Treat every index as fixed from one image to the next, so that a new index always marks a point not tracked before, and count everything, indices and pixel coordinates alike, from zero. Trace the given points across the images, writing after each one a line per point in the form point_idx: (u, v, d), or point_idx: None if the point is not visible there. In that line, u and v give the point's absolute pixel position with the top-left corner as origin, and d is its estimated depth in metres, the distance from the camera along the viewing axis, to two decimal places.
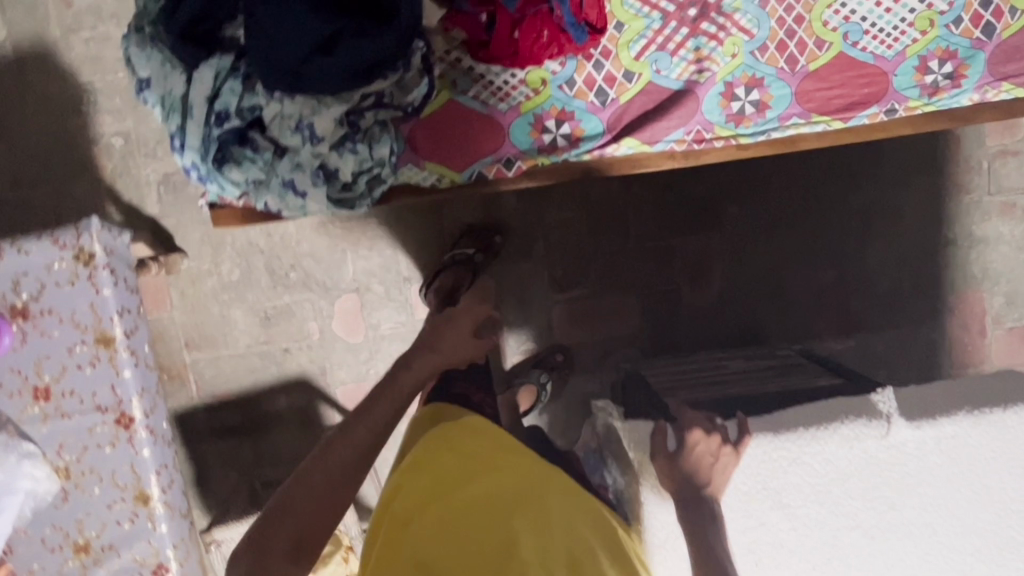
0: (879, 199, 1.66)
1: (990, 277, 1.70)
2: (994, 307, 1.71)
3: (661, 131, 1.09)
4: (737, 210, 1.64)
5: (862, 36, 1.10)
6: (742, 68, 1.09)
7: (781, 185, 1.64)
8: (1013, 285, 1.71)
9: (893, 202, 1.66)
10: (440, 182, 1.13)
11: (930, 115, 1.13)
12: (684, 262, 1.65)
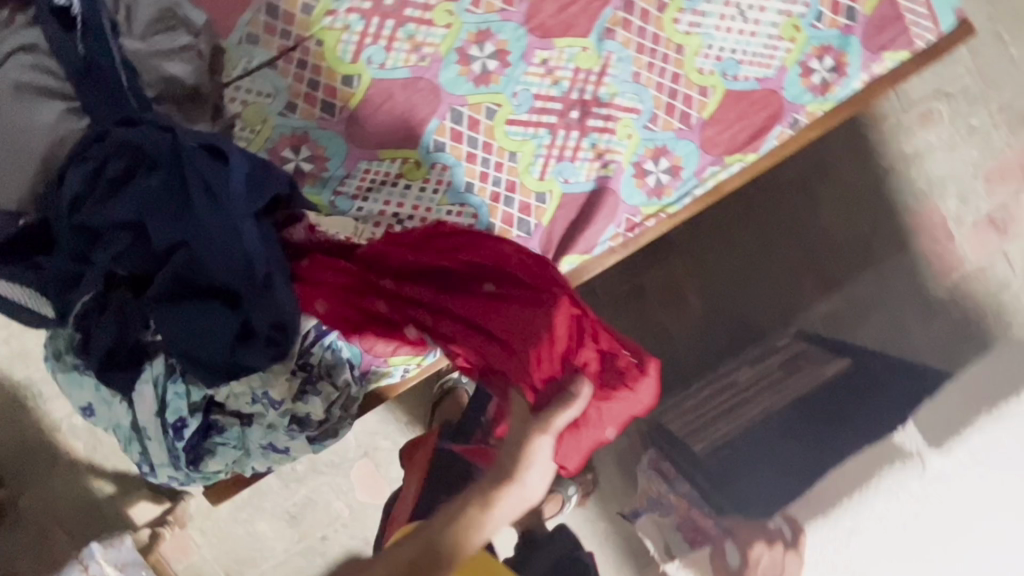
0: (821, 168, 1.69)
1: (937, 186, 1.72)
2: (951, 210, 1.73)
3: (592, 236, 1.08)
4: (711, 254, 1.67)
5: (739, 66, 1.10)
6: (641, 145, 1.09)
7: (738, 217, 1.67)
8: (960, 183, 1.73)
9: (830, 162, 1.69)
10: (410, 370, 1.09)
11: (831, 110, 1.13)
12: (667, 299, 1.65)
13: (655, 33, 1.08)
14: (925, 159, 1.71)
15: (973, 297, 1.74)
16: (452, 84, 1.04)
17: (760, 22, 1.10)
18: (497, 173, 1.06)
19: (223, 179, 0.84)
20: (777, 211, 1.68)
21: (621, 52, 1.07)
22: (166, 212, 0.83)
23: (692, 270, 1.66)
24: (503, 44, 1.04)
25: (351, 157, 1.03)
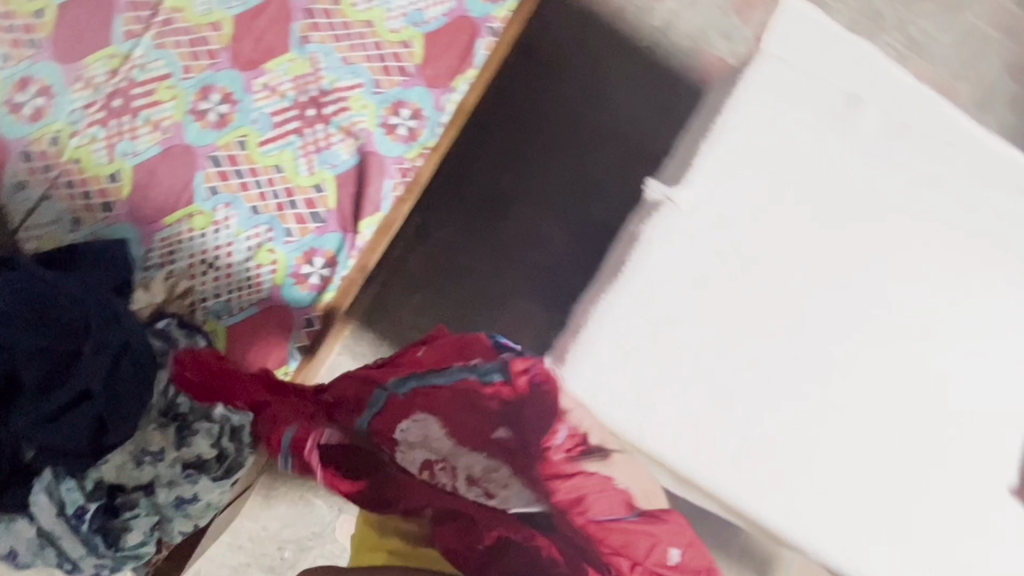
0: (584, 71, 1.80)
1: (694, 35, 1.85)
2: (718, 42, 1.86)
3: (375, 196, 1.21)
4: (536, 185, 1.74)
5: (424, 13, 1.27)
6: (379, 107, 1.24)
7: (539, 144, 1.76)
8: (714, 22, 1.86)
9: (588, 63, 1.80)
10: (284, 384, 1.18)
11: (517, 9, 1.30)
12: (521, 242, 1.71)
13: (343, 21, 1.25)
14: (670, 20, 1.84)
15: None
16: (199, 138, 1.19)
17: None
18: (271, 187, 1.19)
19: (76, 301, 1.01)
20: (568, 122, 1.78)
21: (323, 48, 1.24)
22: (25, 323, 0.98)
23: (529, 206, 1.72)
24: (225, 89, 1.21)
25: (145, 235, 1.15)
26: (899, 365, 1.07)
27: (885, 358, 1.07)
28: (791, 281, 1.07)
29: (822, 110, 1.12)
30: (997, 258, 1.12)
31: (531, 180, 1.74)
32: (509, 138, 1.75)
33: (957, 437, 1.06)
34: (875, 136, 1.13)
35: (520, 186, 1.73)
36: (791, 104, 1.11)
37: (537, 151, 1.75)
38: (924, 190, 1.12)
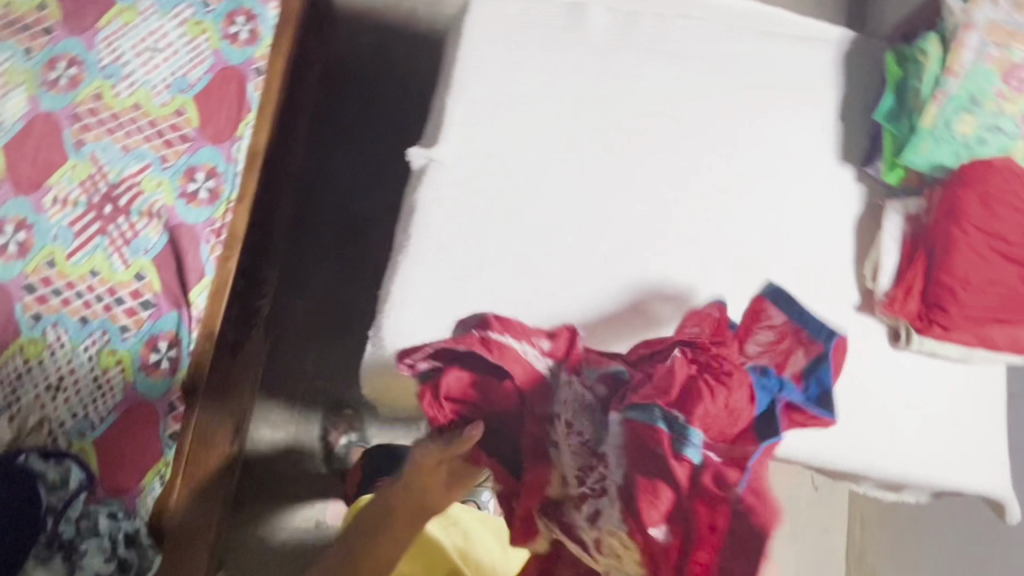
0: (373, 83, 1.74)
1: None
2: None
3: (194, 262, 1.21)
4: (376, 207, 1.66)
5: (186, 78, 1.28)
6: (173, 180, 1.24)
7: (363, 168, 1.69)
8: None
9: (372, 73, 1.74)
10: (166, 473, 1.17)
11: (275, 43, 1.33)
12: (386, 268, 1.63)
13: (110, 114, 1.26)
14: None
15: None
16: (4, 273, 1.16)
17: (173, 43, 1.29)
18: (93, 293, 1.18)
19: None
20: (381, 134, 1.72)
21: (99, 146, 1.24)
22: None
23: (379, 229, 1.66)
24: (16, 217, 1.19)
25: None
26: (724, 235, 0.99)
27: (713, 235, 0.99)
28: (586, 196, 0.97)
29: (553, 12, 1.01)
30: (789, 88, 1.05)
31: (369, 204, 1.67)
32: (330, 175, 1.67)
33: (813, 282, 0.99)
34: (618, 15, 1.03)
35: (360, 215, 1.66)
36: (521, 11, 1.00)
37: (363, 175, 1.68)
38: (697, 60, 1.04)
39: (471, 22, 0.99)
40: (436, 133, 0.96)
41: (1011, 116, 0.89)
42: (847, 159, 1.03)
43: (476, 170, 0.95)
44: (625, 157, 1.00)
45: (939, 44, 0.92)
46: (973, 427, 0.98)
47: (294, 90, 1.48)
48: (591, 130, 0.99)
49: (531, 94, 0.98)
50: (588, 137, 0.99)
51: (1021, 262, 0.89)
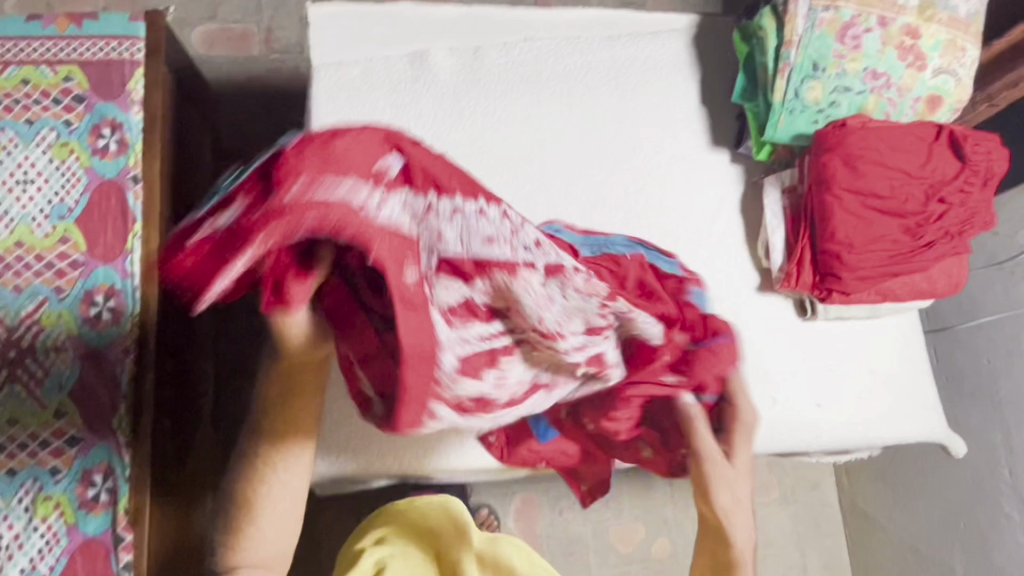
0: (267, 162, 1.72)
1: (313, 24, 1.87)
2: None
3: (111, 388, 1.19)
4: None
5: (65, 202, 1.26)
6: (74, 307, 1.21)
7: None
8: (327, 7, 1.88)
9: (265, 154, 1.73)
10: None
11: (147, 147, 1.29)
12: None
13: None
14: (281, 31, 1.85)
15: None
16: None
17: (43, 169, 1.26)
18: (16, 442, 1.16)
19: None
20: None
21: None
22: None
23: None
24: None
25: None
26: None
27: None
28: None
29: (396, 66, 1.00)
30: (647, 84, 1.04)
31: None
32: None
33: (711, 272, 0.99)
34: (463, 53, 1.02)
35: None
36: (363, 75, 0.99)
37: None
38: (551, 81, 1.03)
39: (316, 98, 0.98)
40: None
41: (856, 74, 0.89)
42: (718, 144, 1.03)
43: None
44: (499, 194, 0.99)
45: (774, 16, 0.91)
46: (898, 378, 0.98)
47: (185, 185, 1.45)
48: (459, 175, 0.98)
49: None
50: None
51: (900, 214, 0.88)
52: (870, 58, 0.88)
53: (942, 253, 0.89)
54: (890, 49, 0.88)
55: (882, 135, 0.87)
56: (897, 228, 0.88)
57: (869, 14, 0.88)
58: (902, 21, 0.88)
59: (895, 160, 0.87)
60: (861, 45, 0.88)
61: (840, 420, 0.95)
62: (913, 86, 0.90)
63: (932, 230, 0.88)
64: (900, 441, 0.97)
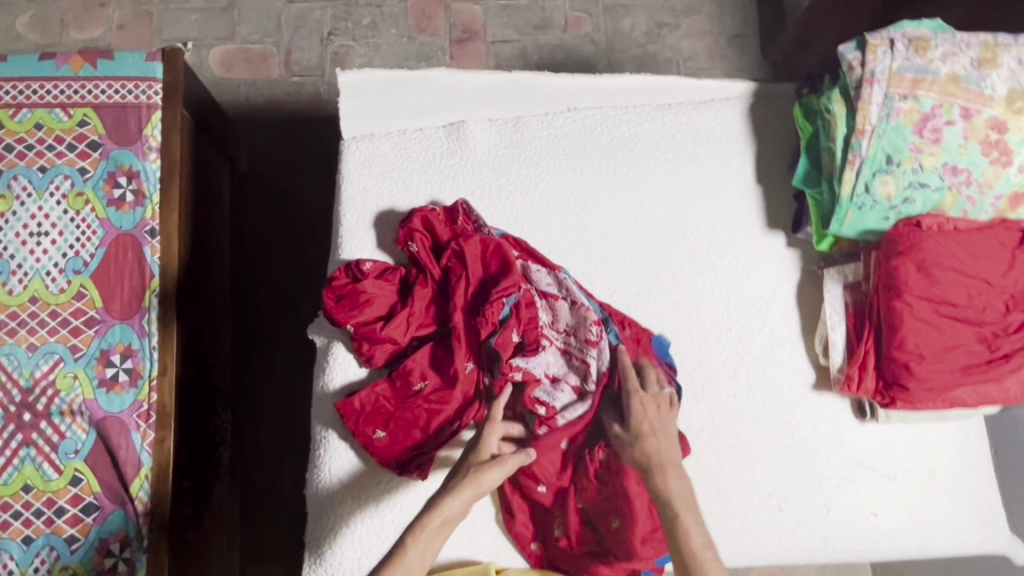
0: (286, 198, 1.66)
1: (336, 45, 1.79)
2: (373, 44, 1.83)
3: (129, 456, 1.14)
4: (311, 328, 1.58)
5: (79, 256, 1.20)
6: (89, 368, 1.17)
7: (292, 290, 1.60)
8: (350, 28, 1.81)
9: (285, 189, 1.67)
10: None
11: (164, 199, 1.23)
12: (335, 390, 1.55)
13: (8, 314, 1.18)
14: (301, 53, 1.78)
15: (508, 50, 1.87)
16: None
17: (56, 220, 1.21)
18: (32, 509, 1.13)
19: None
20: (304, 251, 1.64)
21: (5, 351, 1.17)
22: None
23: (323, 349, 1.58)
24: None
25: None
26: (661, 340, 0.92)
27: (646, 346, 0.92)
28: None
29: (430, 139, 0.93)
30: (698, 158, 0.97)
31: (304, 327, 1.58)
32: (259, 304, 1.58)
33: (763, 367, 0.93)
34: (502, 125, 0.95)
35: (298, 341, 1.57)
36: (395, 150, 0.93)
37: (294, 296, 1.60)
38: (597, 155, 0.96)
39: (345, 175, 0.92)
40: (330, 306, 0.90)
41: (933, 170, 0.82)
42: (774, 226, 0.96)
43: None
44: None
45: (843, 100, 0.85)
46: (959, 486, 0.92)
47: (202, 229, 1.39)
48: None
49: None
50: None
51: (976, 322, 0.81)
52: (951, 153, 0.81)
53: (1021, 365, 0.81)
54: (973, 144, 0.81)
55: (961, 240, 0.80)
56: (973, 336, 0.81)
57: (951, 105, 0.81)
58: (988, 113, 0.80)
59: (974, 267, 0.80)
60: (941, 139, 0.81)
61: (896, 532, 0.90)
62: (996, 183, 0.82)
63: (1011, 342, 0.81)
64: (959, 553, 0.91)
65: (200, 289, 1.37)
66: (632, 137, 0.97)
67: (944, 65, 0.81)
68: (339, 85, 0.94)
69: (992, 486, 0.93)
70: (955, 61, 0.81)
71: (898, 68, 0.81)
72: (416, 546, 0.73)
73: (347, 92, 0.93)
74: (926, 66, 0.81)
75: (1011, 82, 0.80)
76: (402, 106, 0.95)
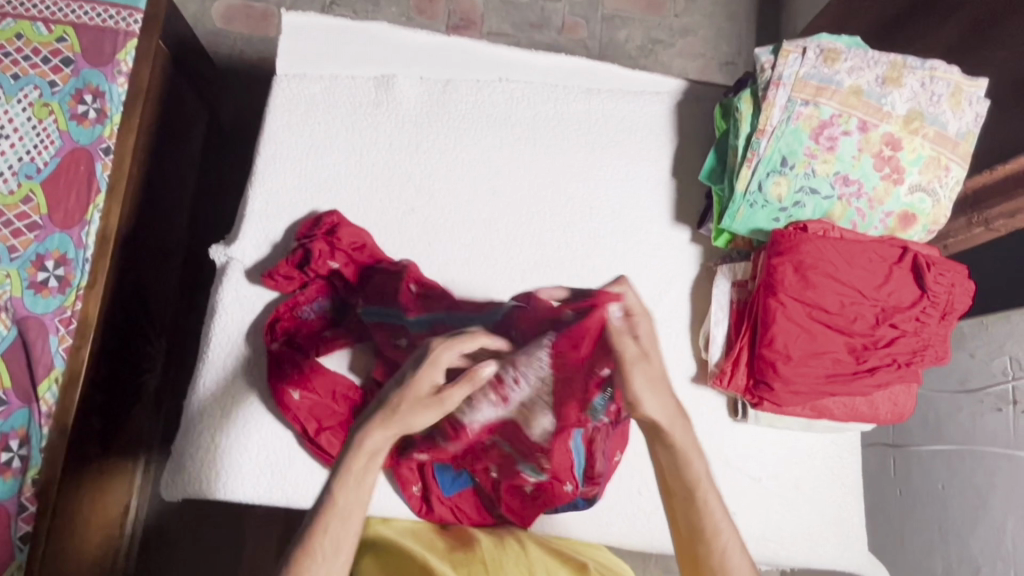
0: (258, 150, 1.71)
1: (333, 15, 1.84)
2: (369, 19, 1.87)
3: (42, 356, 1.10)
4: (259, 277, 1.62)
5: (34, 162, 1.17)
6: (22, 270, 1.12)
7: None
8: None
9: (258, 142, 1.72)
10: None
11: (125, 121, 1.21)
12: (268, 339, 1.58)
13: None
14: None
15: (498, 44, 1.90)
16: None
17: (15, 120, 1.17)
18: None
19: None
20: None
21: None
22: None
23: None
24: None
25: None
26: None
27: None
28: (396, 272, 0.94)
29: (360, 87, 0.97)
30: (618, 144, 1.00)
31: None
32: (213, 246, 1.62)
33: None
34: (432, 85, 0.99)
35: None
36: (324, 93, 0.97)
37: None
38: (520, 126, 0.99)
39: (273, 108, 0.96)
40: (236, 228, 0.94)
41: (825, 176, 0.84)
42: (680, 221, 0.98)
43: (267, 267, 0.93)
44: (426, 228, 0.95)
45: (752, 101, 0.87)
46: (822, 499, 0.92)
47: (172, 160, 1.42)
48: (399, 200, 0.95)
49: (341, 181, 0.95)
50: (396, 207, 0.95)
51: (847, 331, 0.82)
52: (843, 162, 0.83)
53: (885, 380, 0.83)
54: (866, 156, 0.83)
55: (840, 248, 0.82)
56: (842, 345, 0.82)
57: (850, 116, 0.83)
58: (884, 129, 0.82)
59: (849, 276, 0.82)
60: (835, 148, 0.83)
61: (753, 535, 0.89)
62: (886, 200, 0.84)
63: (877, 356, 0.82)
64: (811, 566, 0.91)
65: (163, 212, 1.39)
66: (558, 115, 1.00)
67: (849, 77, 0.83)
68: (284, 25, 0.99)
69: (853, 504, 0.93)
70: (860, 76, 0.83)
71: (805, 74, 0.83)
72: (347, 489, 0.67)
73: (289, 33, 0.98)
74: (831, 76, 0.83)
75: (911, 103, 0.82)
76: (340, 54, 0.99)
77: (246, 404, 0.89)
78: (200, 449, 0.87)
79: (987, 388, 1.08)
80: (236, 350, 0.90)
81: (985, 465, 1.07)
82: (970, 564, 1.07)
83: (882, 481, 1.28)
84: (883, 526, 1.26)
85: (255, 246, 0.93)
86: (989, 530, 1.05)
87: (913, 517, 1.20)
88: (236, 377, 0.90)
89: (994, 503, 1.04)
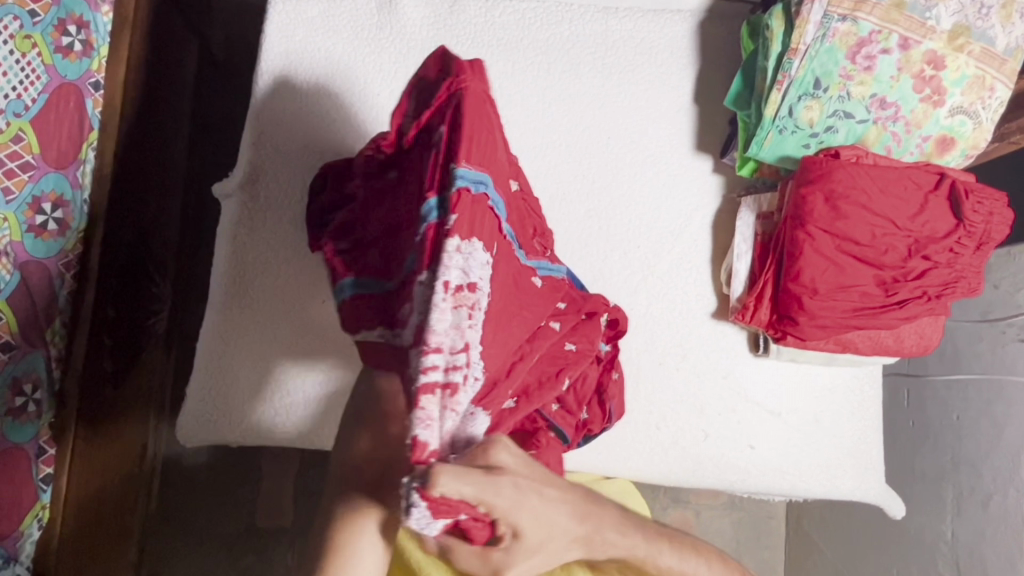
0: None
1: None
2: None
3: (46, 301, 1.05)
4: None
5: (20, 98, 1.02)
6: (19, 213, 1.02)
7: None
8: None
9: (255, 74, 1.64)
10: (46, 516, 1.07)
11: (112, 53, 1.14)
12: None
13: None
14: None
15: None
16: None
17: None
18: None
19: None
20: None
21: None
22: None
23: None
24: None
25: None
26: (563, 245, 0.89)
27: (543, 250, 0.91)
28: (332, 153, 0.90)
29: (362, 9, 0.92)
30: (636, 68, 0.94)
31: None
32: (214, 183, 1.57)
33: (666, 285, 0.91)
34: (438, 5, 0.93)
35: None
36: (323, 15, 0.91)
37: None
38: (532, 49, 0.93)
39: (268, 34, 0.89)
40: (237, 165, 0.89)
41: (860, 100, 0.79)
42: (702, 150, 0.94)
43: (270, 203, 0.89)
44: None
45: (783, 17, 0.79)
46: (842, 430, 0.92)
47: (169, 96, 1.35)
48: None
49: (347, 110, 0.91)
50: None
51: (876, 264, 0.79)
52: (881, 84, 0.78)
53: (914, 314, 0.80)
54: (906, 77, 0.78)
55: (874, 175, 0.78)
56: (871, 278, 0.80)
57: (890, 32, 0.77)
58: (927, 46, 0.77)
59: (882, 206, 0.78)
60: (873, 68, 0.78)
61: (770, 467, 0.89)
62: (924, 123, 0.79)
63: (907, 288, 0.79)
64: (830, 496, 0.91)
65: (158, 148, 1.33)
66: (573, 36, 0.93)
67: None
68: None
69: (872, 435, 0.93)
70: None
71: None
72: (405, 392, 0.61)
73: None
74: None
75: (958, 16, 0.77)
76: None
77: (256, 341, 0.88)
78: (212, 389, 0.86)
79: (1010, 319, 1.06)
80: (238, 287, 0.88)
81: (1003, 396, 1.06)
82: (983, 491, 1.08)
83: (896, 413, 1.28)
84: (897, 458, 1.27)
85: (259, 183, 0.89)
86: (1006, 459, 1.04)
87: (927, 447, 1.21)
88: (243, 314, 0.88)
89: (1012, 434, 1.04)
